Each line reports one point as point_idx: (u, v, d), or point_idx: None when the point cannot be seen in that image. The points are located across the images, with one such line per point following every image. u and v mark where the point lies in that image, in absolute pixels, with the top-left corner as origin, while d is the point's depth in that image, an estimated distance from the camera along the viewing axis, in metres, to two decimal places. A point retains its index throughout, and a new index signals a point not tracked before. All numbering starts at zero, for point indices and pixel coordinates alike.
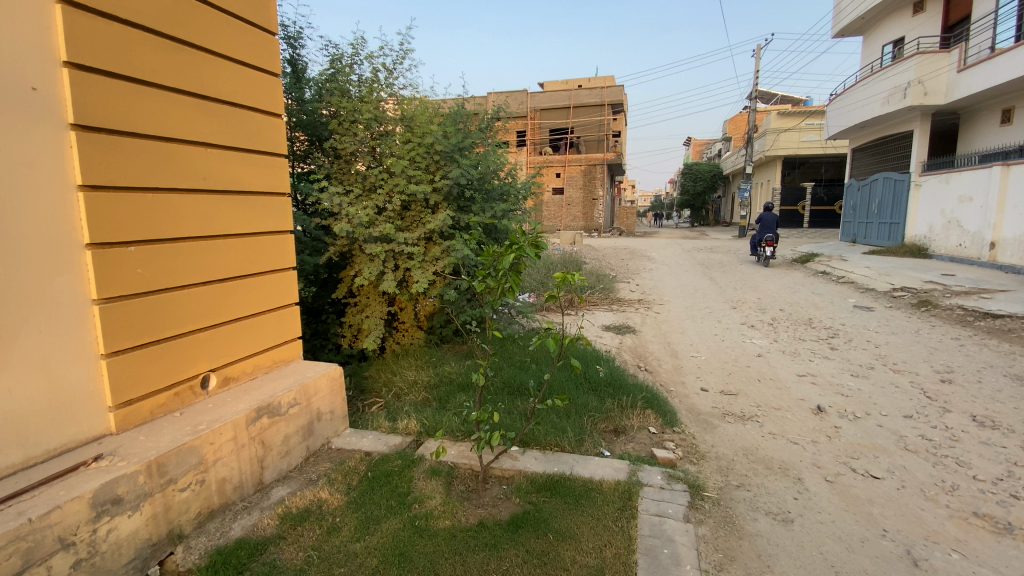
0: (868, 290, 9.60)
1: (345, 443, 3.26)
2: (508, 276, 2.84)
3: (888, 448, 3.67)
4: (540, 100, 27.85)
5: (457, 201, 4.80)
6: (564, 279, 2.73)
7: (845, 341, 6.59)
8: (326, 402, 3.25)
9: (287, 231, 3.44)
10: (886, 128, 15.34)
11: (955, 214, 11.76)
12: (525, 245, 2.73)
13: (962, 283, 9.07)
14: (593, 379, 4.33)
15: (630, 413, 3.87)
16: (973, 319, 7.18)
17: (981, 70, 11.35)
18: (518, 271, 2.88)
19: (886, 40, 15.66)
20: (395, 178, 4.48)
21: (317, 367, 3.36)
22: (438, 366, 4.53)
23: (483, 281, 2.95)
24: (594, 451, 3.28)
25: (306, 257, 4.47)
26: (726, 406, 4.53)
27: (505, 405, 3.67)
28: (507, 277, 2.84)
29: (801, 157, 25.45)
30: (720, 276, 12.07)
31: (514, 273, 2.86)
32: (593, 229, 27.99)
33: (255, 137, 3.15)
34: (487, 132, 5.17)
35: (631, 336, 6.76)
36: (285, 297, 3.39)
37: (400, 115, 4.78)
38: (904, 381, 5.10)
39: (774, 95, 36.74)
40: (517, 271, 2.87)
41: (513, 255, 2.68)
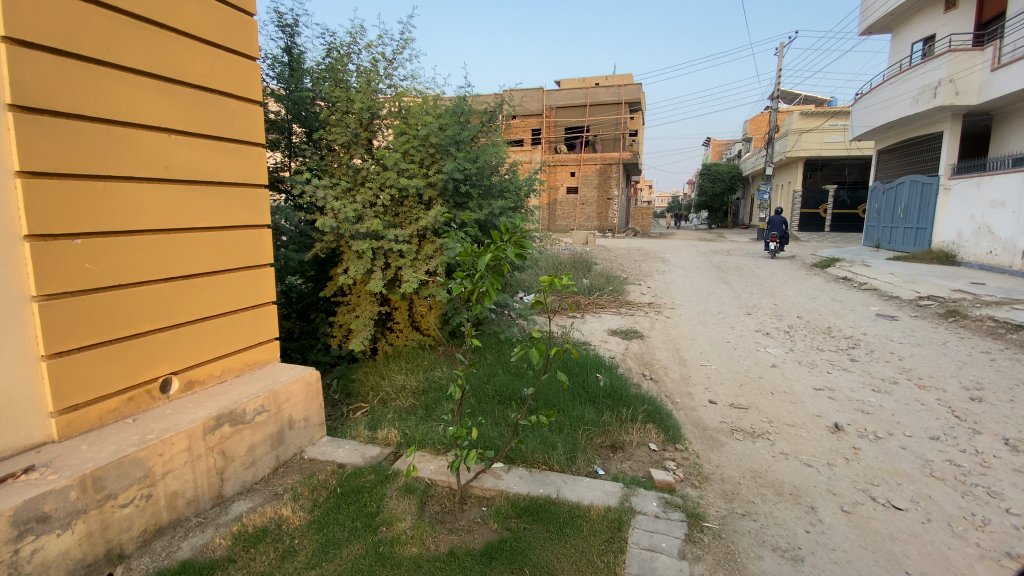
0: (892, 298, 9.14)
1: (319, 453, 3.06)
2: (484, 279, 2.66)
3: (912, 475, 3.34)
4: (556, 98, 27.50)
5: (453, 197, 4.57)
6: (549, 284, 2.51)
7: (866, 352, 6.20)
8: (299, 409, 3.06)
9: (263, 226, 3.27)
10: (914, 130, 14.71)
11: (986, 219, 11.18)
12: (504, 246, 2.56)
13: (992, 292, 8.56)
14: (592, 389, 4.06)
15: (629, 427, 3.60)
16: (1004, 332, 6.73)
17: (1016, 69, 10.73)
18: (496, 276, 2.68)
19: (915, 38, 15.03)
20: (387, 172, 4.27)
21: (293, 371, 3.17)
22: (429, 370, 4.30)
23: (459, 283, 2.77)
24: (587, 470, 3.02)
25: (292, 253, 4.27)
26: (735, 421, 4.22)
27: (494, 416, 3.43)
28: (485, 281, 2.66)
29: (824, 159, 24.69)
30: (735, 280, 11.66)
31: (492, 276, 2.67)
32: (607, 229, 27.53)
33: (227, 125, 2.97)
34: (487, 125, 4.93)
35: (639, 342, 6.45)
36: (260, 296, 3.22)
37: (396, 106, 4.58)
38: (929, 398, 4.72)
39: (797, 96, 35.76)
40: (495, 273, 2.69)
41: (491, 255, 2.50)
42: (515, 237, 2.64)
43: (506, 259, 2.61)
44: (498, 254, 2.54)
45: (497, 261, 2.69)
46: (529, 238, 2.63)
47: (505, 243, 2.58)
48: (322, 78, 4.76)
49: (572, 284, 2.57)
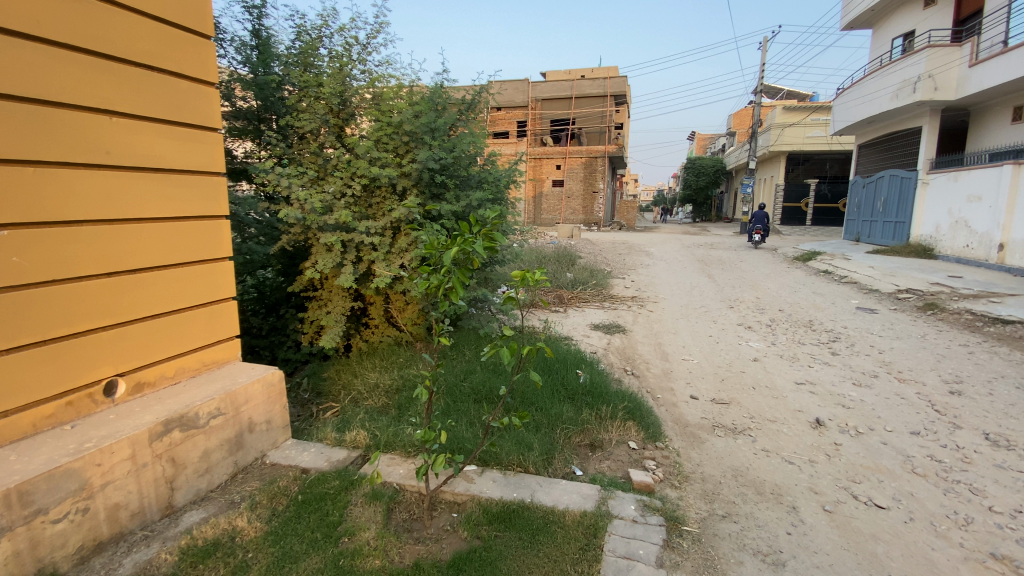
0: (871, 291, 9.20)
1: (282, 457, 2.90)
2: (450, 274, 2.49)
3: (894, 471, 3.30)
4: (542, 90, 27.26)
5: (429, 188, 4.40)
6: (522, 279, 2.35)
7: (847, 346, 6.20)
8: (260, 411, 2.90)
9: (221, 218, 3.08)
10: (894, 124, 14.83)
11: (963, 213, 11.32)
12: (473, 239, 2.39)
13: (970, 285, 8.65)
14: (572, 386, 3.94)
15: (608, 425, 3.50)
16: (981, 325, 6.79)
17: (993, 65, 10.84)
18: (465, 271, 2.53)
19: (896, 32, 15.14)
20: (358, 161, 4.08)
21: (253, 371, 3.00)
22: (403, 368, 4.14)
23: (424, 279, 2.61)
24: (564, 471, 2.90)
25: (257, 247, 4.06)
26: (717, 417, 4.15)
27: (469, 417, 3.29)
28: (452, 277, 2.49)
29: (806, 153, 24.90)
30: (718, 274, 11.67)
31: (459, 272, 2.51)
32: (593, 222, 27.49)
33: (178, 107, 2.77)
34: (465, 113, 4.75)
35: (621, 337, 6.36)
36: (218, 292, 3.04)
37: (370, 93, 4.39)
38: (909, 392, 4.71)
39: (780, 90, 35.95)
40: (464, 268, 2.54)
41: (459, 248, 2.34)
42: (485, 229, 2.50)
43: (476, 252, 2.45)
44: (466, 247, 2.38)
45: (466, 255, 2.53)
46: (500, 231, 2.48)
47: (475, 235, 2.43)
48: (290, 62, 4.53)
49: (545, 279, 2.43)
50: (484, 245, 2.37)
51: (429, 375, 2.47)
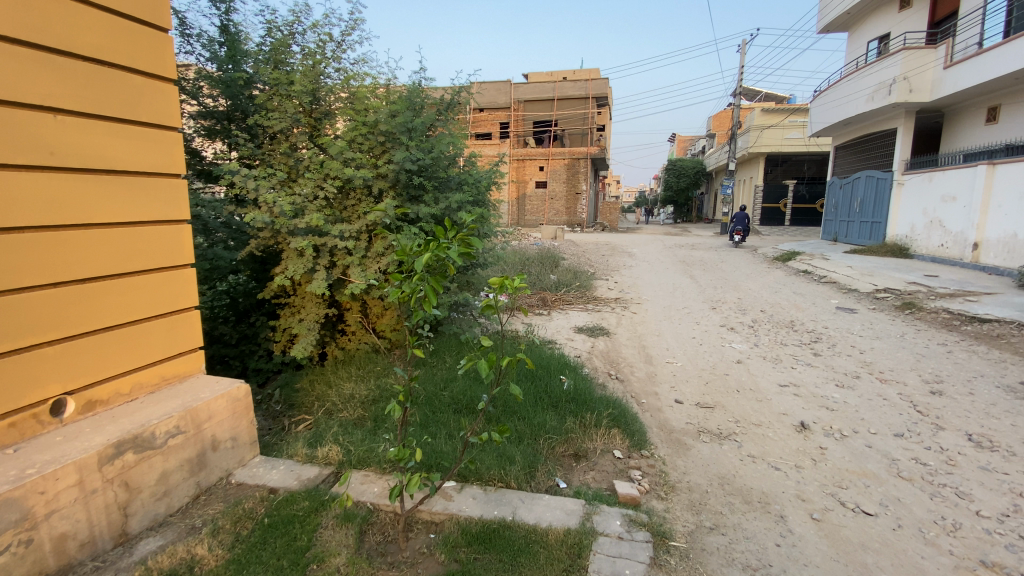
0: (851, 291, 9.30)
1: (248, 476, 2.74)
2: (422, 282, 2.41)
3: (879, 475, 3.27)
4: (524, 91, 27.21)
5: (406, 190, 4.26)
6: (500, 287, 2.26)
7: (828, 346, 6.22)
8: (224, 428, 2.73)
9: (182, 222, 2.90)
10: (869, 126, 15.11)
11: (938, 213, 11.55)
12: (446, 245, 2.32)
13: (946, 284, 8.80)
14: (555, 393, 3.83)
15: (592, 433, 3.40)
16: (958, 324, 6.89)
17: (966, 67, 11.10)
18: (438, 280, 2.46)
19: (870, 36, 15.43)
20: (331, 162, 3.92)
21: (217, 385, 2.83)
22: (381, 376, 4.00)
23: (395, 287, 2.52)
24: (547, 485, 2.79)
25: (223, 252, 3.88)
26: (702, 422, 4.08)
27: (448, 429, 3.16)
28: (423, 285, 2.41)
29: (784, 155, 25.28)
30: (700, 274, 11.70)
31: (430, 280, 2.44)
32: (576, 224, 27.51)
33: (132, 105, 2.60)
34: (445, 113, 4.62)
35: (605, 340, 6.29)
36: (180, 301, 2.86)
37: (345, 92, 4.26)
38: (891, 393, 4.72)
39: (758, 93, 36.51)
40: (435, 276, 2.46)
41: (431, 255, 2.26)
42: (461, 235, 2.42)
43: (451, 258, 2.38)
44: (440, 253, 2.31)
45: (440, 262, 2.45)
46: (475, 236, 2.41)
47: (450, 241, 2.36)
48: (260, 58, 4.36)
49: (524, 286, 2.33)
50: (457, 251, 2.30)
51: (403, 387, 2.36)
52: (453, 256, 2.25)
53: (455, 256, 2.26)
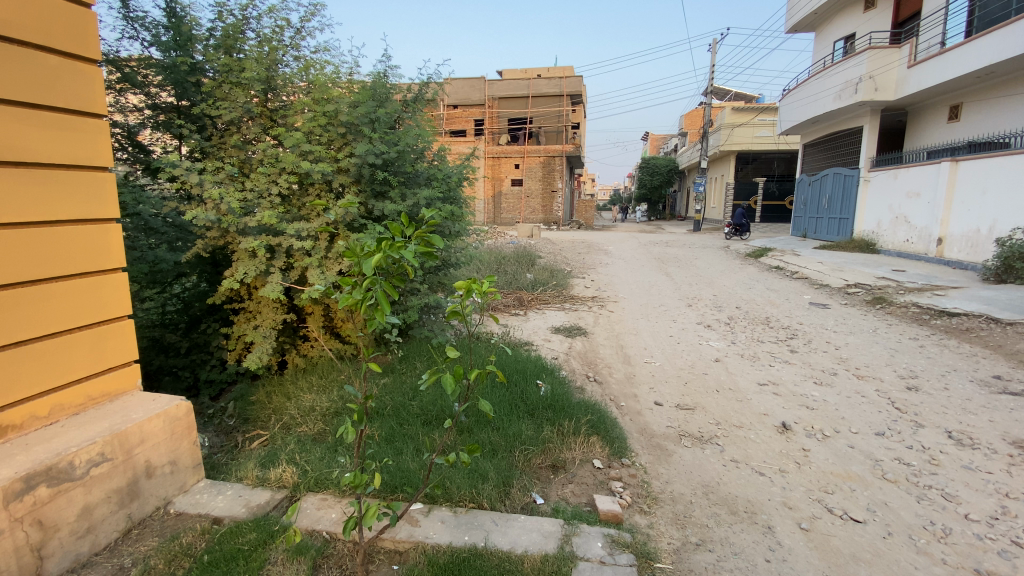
0: (822, 286, 9.39)
1: (189, 505, 2.47)
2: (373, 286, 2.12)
3: (864, 478, 3.18)
4: (498, 88, 26.93)
5: (372, 185, 3.99)
6: (465, 292, 2.04)
7: (804, 342, 6.20)
8: (160, 452, 2.45)
9: (111, 221, 2.59)
10: (836, 125, 15.41)
11: (903, 209, 11.81)
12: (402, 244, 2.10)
13: (914, 279, 8.97)
14: (532, 401, 3.62)
15: (571, 442, 3.21)
16: (928, 318, 6.98)
17: (929, 66, 11.38)
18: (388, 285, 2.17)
19: (837, 36, 15.71)
20: (286, 154, 3.62)
21: (152, 403, 2.54)
22: (346, 386, 3.74)
23: (341, 294, 2.26)
24: (523, 503, 2.59)
25: (167, 254, 3.55)
26: (683, 425, 3.94)
27: (416, 443, 2.94)
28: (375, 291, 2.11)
29: (754, 153, 25.70)
30: (676, 271, 11.68)
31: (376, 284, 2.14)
32: (552, 222, 27.37)
33: (48, 89, 2.28)
34: (412, 105, 4.34)
35: (582, 340, 6.13)
36: (110, 309, 2.56)
37: (304, 81, 3.97)
38: (869, 389, 4.69)
39: (728, 92, 37.09)
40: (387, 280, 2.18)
41: (381, 256, 2.02)
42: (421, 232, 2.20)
43: (410, 258, 2.15)
44: (394, 252, 2.06)
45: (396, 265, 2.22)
46: (436, 234, 2.18)
47: (407, 239, 2.13)
48: (209, 43, 4.05)
49: (491, 289, 2.15)
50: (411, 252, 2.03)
51: (357, 404, 2.11)
52: (407, 257, 2.01)
53: (410, 257, 2.01)
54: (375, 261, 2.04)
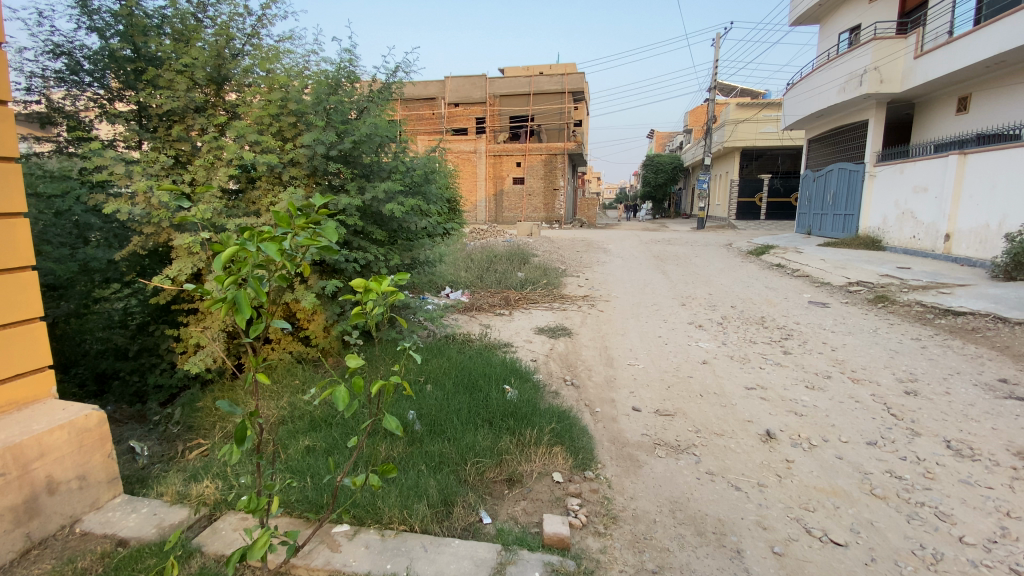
0: (823, 285, 9.06)
1: (98, 523, 2.30)
2: (238, 287, 1.61)
3: (851, 494, 2.92)
4: (499, 85, 26.63)
5: (326, 179, 3.86)
6: (365, 293, 1.78)
7: (799, 343, 5.91)
8: (64, 466, 2.26)
9: (21, 216, 2.40)
10: (840, 119, 15.04)
11: (910, 205, 11.42)
12: (285, 240, 1.65)
13: (918, 277, 8.61)
14: (496, 407, 3.37)
15: (531, 453, 2.97)
16: (932, 317, 6.66)
17: (936, 56, 11.00)
18: (258, 282, 1.68)
19: (842, 28, 15.29)
20: (230, 145, 3.47)
21: (61, 412, 2.35)
22: (299, 393, 3.55)
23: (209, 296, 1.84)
24: (465, 524, 2.37)
25: (99, 252, 3.43)
26: (660, 432, 3.68)
27: (358, 455, 2.72)
28: (235, 294, 1.61)
29: (759, 149, 25.25)
30: (673, 270, 11.37)
31: (233, 287, 1.64)
32: (554, 220, 26.97)
33: None
34: (380, 97, 4.09)
35: (566, 341, 5.87)
36: (16, 311, 2.34)
37: (258, 71, 3.81)
38: (863, 394, 4.40)
39: (733, 89, 36.61)
40: (254, 274, 1.65)
41: (236, 249, 1.52)
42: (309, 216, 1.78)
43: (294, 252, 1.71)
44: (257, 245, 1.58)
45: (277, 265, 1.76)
46: (332, 228, 1.68)
47: (293, 230, 1.70)
48: (169, 34, 3.84)
49: (397, 290, 1.86)
50: (277, 247, 1.59)
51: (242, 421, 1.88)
52: (269, 250, 1.55)
53: (273, 250, 1.56)
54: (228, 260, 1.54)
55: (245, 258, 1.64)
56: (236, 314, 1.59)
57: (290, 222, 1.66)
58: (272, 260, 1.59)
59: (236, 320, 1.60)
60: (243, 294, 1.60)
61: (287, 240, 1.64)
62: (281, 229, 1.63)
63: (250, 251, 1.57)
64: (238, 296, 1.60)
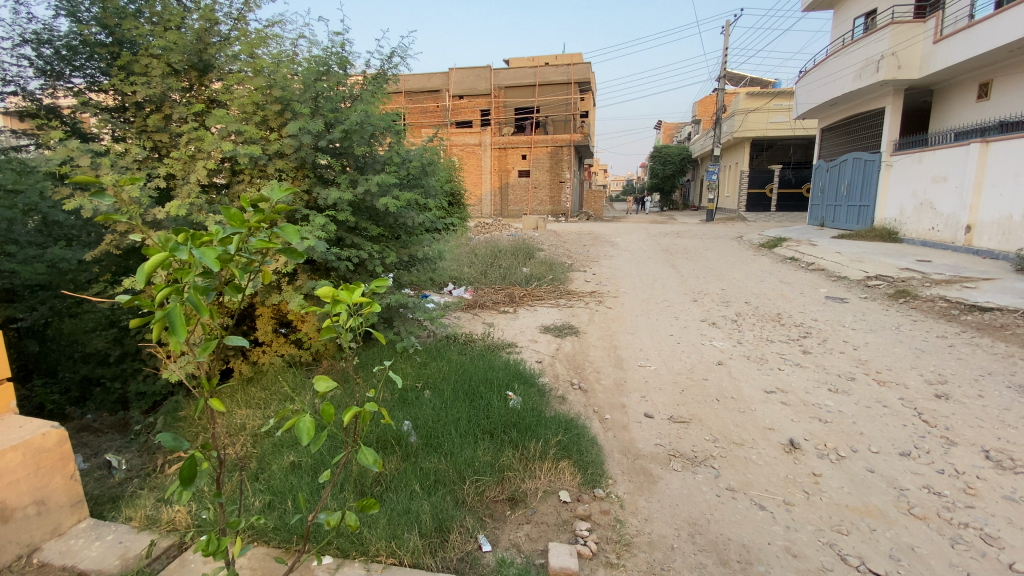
0: (840, 279, 8.73)
1: (58, 552, 2.09)
2: (175, 299, 1.33)
3: (886, 514, 2.65)
4: (504, 76, 26.21)
5: (315, 171, 3.63)
6: (332, 304, 1.56)
7: (819, 342, 5.61)
8: (19, 490, 2.05)
9: None
10: (855, 107, 14.57)
11: (929, 195, 11.01)
12: (232, 242, 1.42)
13: (940, 270, 8.25)
14: (497, 417, 3.12)
15: (535, 469, 2.73)
16: (958, 313, 6.33)
17: (956, 41, 10.55)
18: (201, 295, 1.39)
19: (857, 13, 14.80)
20: (207, 135, 3.25)
21: (18, 430, 2.14)
22: (288, 401, 3.35)
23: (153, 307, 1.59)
24: (462, 553, 2.14)
25: (68, 252, 3.27)
26: (674, 442, 3.41)
27: (346, 473, 2.50)
28: (171, 308, 1.31)
29: (770, 139, 24.71)
30: (683, 264, 11.06)
31: (170, 300, 1.35)
32: (561, 214, 26.61)
33: None
34: (375, 86, 3.81)
35: (573, 341, 5.62)
36: None
37: (244, 54, 3.54)
38: (891, 398, 4.11)
39: (743, 78, 35.90)
40: (196, 285, 1.36)
41: (165, 256, 1.27)
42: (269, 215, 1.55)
43: (247, 258, 1.49)
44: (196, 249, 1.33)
45: (228, 273, 1.51)
46: (290, 229, 1.45)
47: (248, 231, 1.49)
48: (154, 21, 3.58)
49: (372, 300, 1.64)
50: (217, 253, 1.34)
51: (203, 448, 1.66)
52: (206, 257, 1.29)
53: (211, 258, 1.30)
54: (160, 270, 1.30)
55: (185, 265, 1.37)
56: (170, 335, 1.32)
57: (243, 220, 1.44)
58: (213, 269, 1.34)
59: (169, 342, 1.33)
60: (179, 310, 1.31)
61: (231, 244, 1.39)
62: (229, 230, 1.39)
63: (184, 258, 1.33)
64: (172, 311, 1.31)
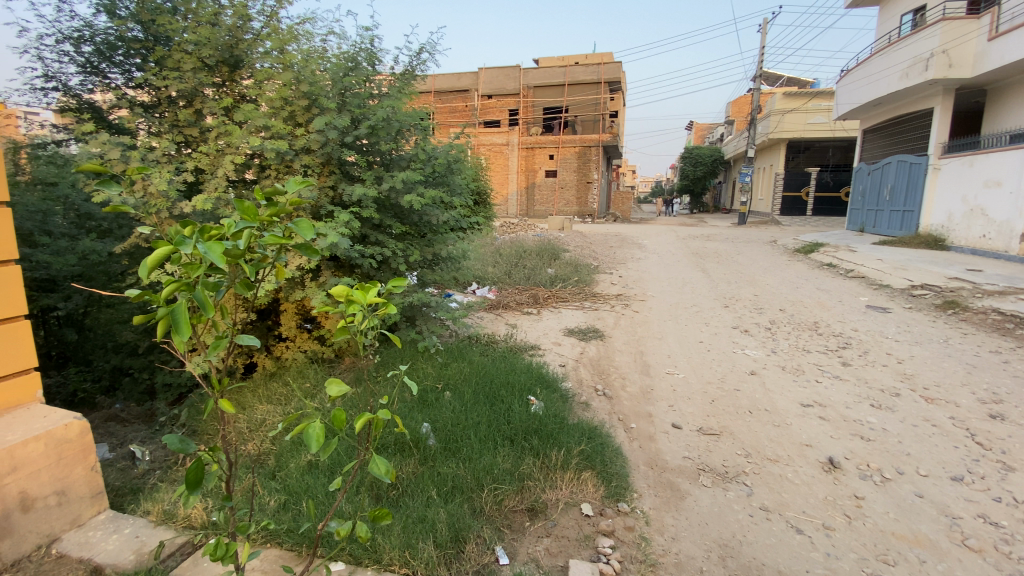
0: (882, 287, 8.30)
1: (76, 544, 2.09)
2: (181, 296, 1.28)
3: (936, 545, 2.45)
4: (533, 76, 26.05)
5: (341, 167, 3.61)
6: (347, 304, 1.50)
7: (859, 354, 5.32)
8: (39, 480, 2.06)
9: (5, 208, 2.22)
10: (901, 107, 13.91)
11: (981, 201, 10.41)
12: (243, 237, 1.36)
13: (992, 280, 7.77)
14: (518, 422, 3.02)
15: (556, 479, 2.62)
16: (1013, 327, 5.92)
17: (1014, 38, 9.95)
18: (211, 292, 1.34)
19: (906, 8, 14.12)
20: (234, 129, 3.26)
21: (41, 420, 2.16)
22: (307, 398, 3.32)
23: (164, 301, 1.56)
24: (479, 565, 2.05)
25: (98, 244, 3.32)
26: (703, 456, 3.25)
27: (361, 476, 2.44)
28: (176, 307, 1.26)
29: (807, 140, 23.88)
30: (713, 268, 10.74)
31: (178, 295, 1.30)
32: (587, 215, 26.34)
33: None
34: (400, 82, 3.77)
35: (598, 345, 5.47)
36: None
37: (272, 50, 3.53)
38: (941, 416, 3.85)
39: (780, 78, 34.84)
40: (204, 281, 1.31)
41: (170, 250, 1.23)
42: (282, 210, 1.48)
43: (258, 252, 1.43)
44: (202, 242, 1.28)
45: (240, 269, 1.46)
46: (304, 223, 1.38)
47: (259, 225, 1.43)
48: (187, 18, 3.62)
49: (388, 300, 1.58)
50: (225, 247, 1.29)
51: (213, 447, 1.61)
52: (212, 252, 1.23)
53: (217, 253, 1.24)
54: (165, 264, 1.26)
55: (194, 260, 1.32)
56: (175, 333, 1.27)
57: (256, 214, 1.39)
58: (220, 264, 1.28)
59: (174, 340, 1.28)
60: (184, 307, 1.26)
61: (242, 239, 1.34)
62: (241, 224, 1.33)
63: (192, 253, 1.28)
64: (177, 309, 1.25)
